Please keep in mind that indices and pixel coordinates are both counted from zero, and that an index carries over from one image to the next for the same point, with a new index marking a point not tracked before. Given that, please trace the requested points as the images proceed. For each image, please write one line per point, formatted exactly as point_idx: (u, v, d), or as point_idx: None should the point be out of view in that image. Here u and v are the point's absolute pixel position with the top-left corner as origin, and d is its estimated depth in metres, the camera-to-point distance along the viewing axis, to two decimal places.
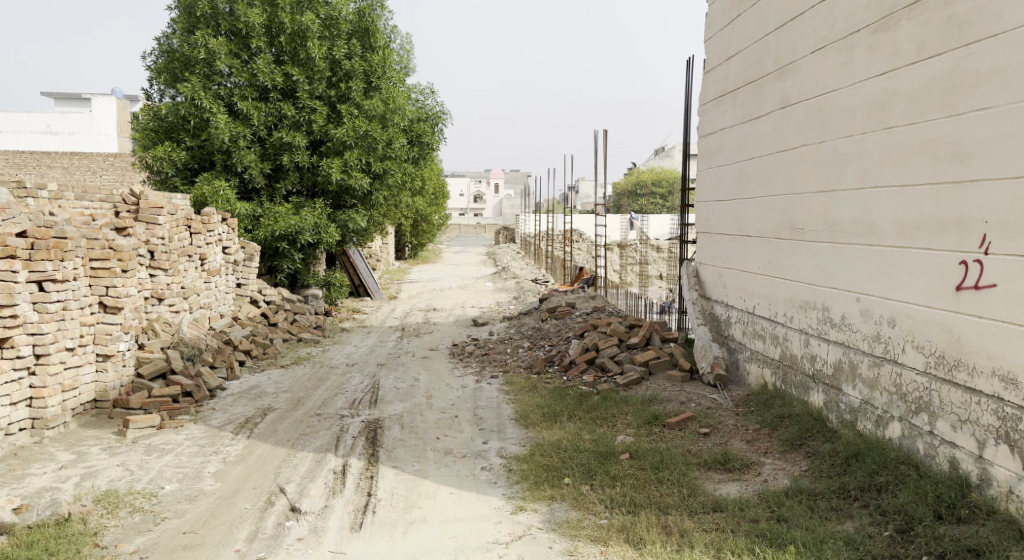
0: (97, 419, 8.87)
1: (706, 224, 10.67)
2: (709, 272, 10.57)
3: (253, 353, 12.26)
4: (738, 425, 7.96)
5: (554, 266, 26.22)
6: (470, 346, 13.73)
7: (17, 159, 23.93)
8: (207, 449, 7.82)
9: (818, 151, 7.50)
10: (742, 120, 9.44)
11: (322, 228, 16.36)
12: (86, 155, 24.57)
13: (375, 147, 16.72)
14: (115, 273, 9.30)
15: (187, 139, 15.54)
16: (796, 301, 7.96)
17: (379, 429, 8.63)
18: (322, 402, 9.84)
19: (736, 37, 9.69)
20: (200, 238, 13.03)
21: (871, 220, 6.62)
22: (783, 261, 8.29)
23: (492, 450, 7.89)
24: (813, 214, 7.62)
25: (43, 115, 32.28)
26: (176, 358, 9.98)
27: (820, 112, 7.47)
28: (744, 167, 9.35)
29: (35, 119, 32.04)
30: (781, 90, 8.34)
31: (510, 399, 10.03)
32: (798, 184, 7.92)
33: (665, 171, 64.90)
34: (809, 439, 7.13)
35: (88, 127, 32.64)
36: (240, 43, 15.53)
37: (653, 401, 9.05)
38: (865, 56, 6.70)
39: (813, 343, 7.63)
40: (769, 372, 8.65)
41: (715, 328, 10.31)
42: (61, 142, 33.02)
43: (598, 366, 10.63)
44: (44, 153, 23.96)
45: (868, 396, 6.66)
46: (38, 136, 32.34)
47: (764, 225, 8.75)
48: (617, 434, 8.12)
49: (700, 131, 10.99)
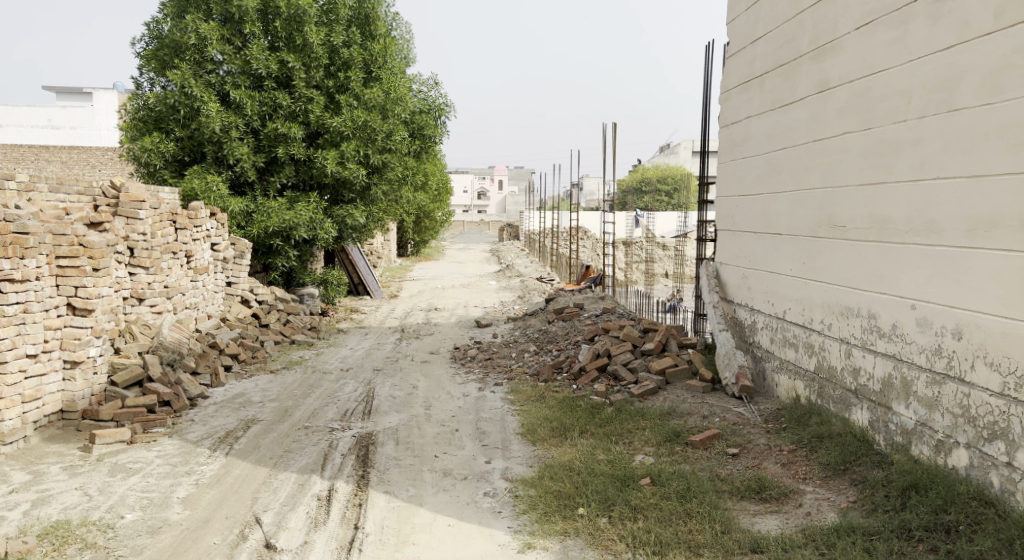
0: (63, 432, 8.11)
1: (727, 220, 9.86)
2: (731, 273, 9.77)
3: (241, 357, 11.45)
4: (770, 445, 7.17)
5: (560, 264, 25.36)
6: (472, 350, 12.90)
7: (15, 153, 23.27)
8: (180, 470, 7.04)
9: (864, 138, 6.71)
10: (770, 107, 8.63)
11: (318, 224, 15.48)
12: (84, 149, 23.91)
13: (374, 139, 15.92)
14: (84, 272, 8.53)
15: (176, 129, 14.75)
16: (836, 307, 7.17)
17: (372, 445, 7.82)
18: (311, 413, 9.05)
19: (764, 17, 8.87)
20: (186, 234, 12.23)
21: (931, 216, 5.88)
22: (819, 261, 7.49)
23: (496, 471, 7.08)
24: (855, 209, 6.84)
25: (44, 109, 31.31)
26: (153, 364, 9.25)
27: (865, 95, 6.70)
28: (772, 158, 8.54)
29: (36, 113, 31.11)
30: (817, 71, 7.55)
31: (515, 410, 9.24)
32: (838, 175, 7.14)
33: (671, 169, 63.98)
34: (854, 464, 6.36)
35: (90, 124, 31.68)
36: (233, 28, 14.73)
37: (672, 415, 8.30)
38: (924, 28, 5.96)
39: (856, 354, 6.84)
40: (802, 385, 7.86)
41: (738, 334, 9.52)
42: (62, 136, 31.86)
43: (610, 374, 9.84)
44: (41, 147, 23.49)
45: (925, 417, 5.88)
46: (37, 131, 31.33)
47: (796, 222, 7.95)
48: (635, 453, 7.34)
49: (721, 121, 10.16)
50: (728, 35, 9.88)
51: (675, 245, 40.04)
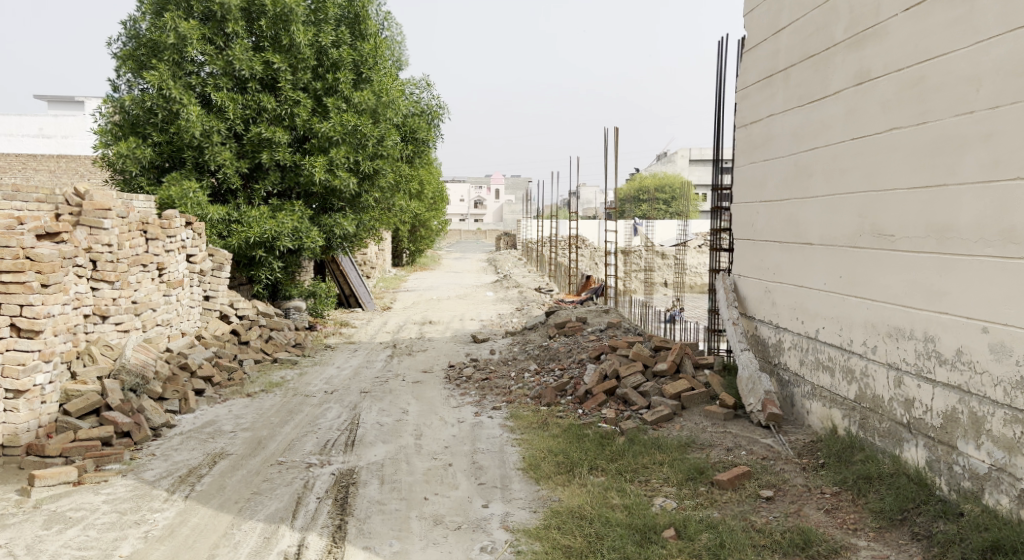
0: (4, 470, 7.29)
1: (747, 229, 8.92)
2: (751, 287, 8.84)
3: (215, 380, 10.48)
4: (809, 487, 6.24)
5: (559, 273, 24.45)
6: (468, 368, 11.91)
7: (2, 160, 22.37)
8: (128, 518, 6.11)
9: (917, 133, 5.84)
10: (797, 104, 7.71)
11: (303, 233, 14.58)
12: (74, 159, 23.05)
13: (365, 144, 14.97)
14: (31, 289, 7.71)
15: (153, 133, 13.79)
16: (881, 327, 6.26)
17: (353, 486, 6.87)
18: (288, 445, 8.11)
19: (787, 4, 7.94)
20: (158, 245, 11.26)
21: (1009, 223, 5.07)
22: (859, 275, 6.58)
23: (495, 518, 6.17)
24: (907, 216, 5.96)
25: (35, 119, 30.23)
26: (113, 391, 8.29)
27: (918, 85, 5.83)
28: (800, 160, 7.63)
29: (28, 122, 30.12)
30: (855, 61, 6.64)
31: (515, 440, 8.30)
32: (883, 177, 6.25)
33: (670, 177, 63.12)
34: (914, 513, 5.49)
35: (83, 134, 30.53)
36: (215, 28, 13.86)
37: (692, 447, 7.39)
38: (998, 3, 5.14)
39: (908, 383, 5.93)
40: (839, 414, 6.94)
41: (761, 354, 8.59)
42: (54, 145, 30.82)
43: (620, 398, 8.91)
44: (29, 156, 22.61)
45: (1003, 462, 5.07)
46: (30, 140, 30.31)
47: (831, 231, 7.04)
48: (655, 496, 6.43)
49: (738, 121, 9.22)
50: (747, 27, 8.93)
51: (675, 254, 39.17)
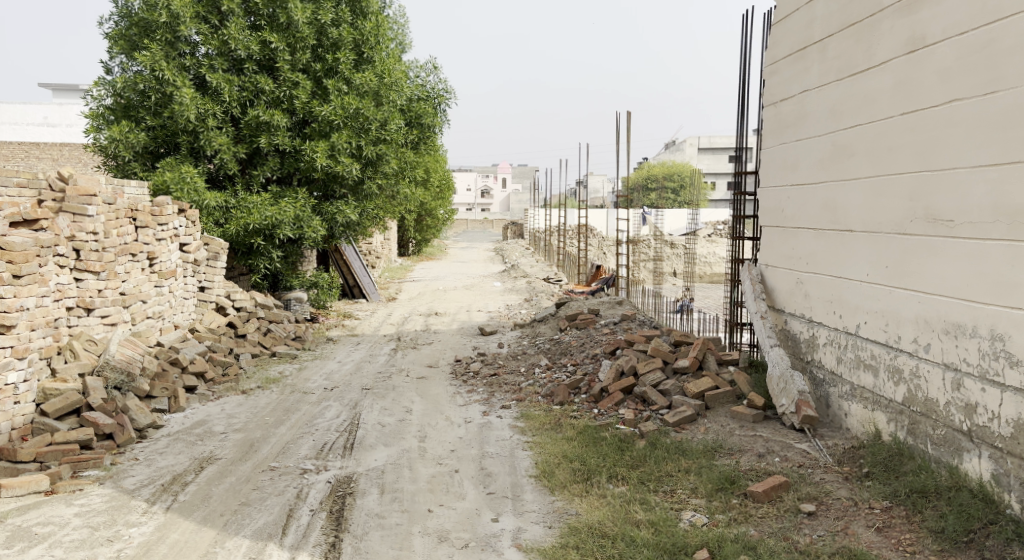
0: None
1: (775, 216, 8.27)
2: (780, 278, 8.19)
3: (207, 376, 9.89)
4: (857, 501, 5.61)
5: (568, 262, 23.77)
6: (475, 363, 11.30)
7: (4, 148, 21.77)
8: (99, 534, 5.54)
9: (984, 104, 5.23)
10: (835, 77, 7.05)
11: (305, 222, 13.91)
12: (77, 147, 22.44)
13: (367, 129, 14.33)
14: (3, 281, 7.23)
15: (147, 117, 13.11)
16: (935, 324, 5.63)
17: (350, 496, 6.28)
18: (282, 448, 7.52)
19: None
20: (148, 233, 10.66)
21: None
22: (909, 265, 5.93)
23: (506, 535, 5.59)
24: (971, 197, 5.34)
25: (40, 107, 29.54)
26: (95, 389, 7.74)
27: (984, 51, 5.23)
28: (839, 138, 6.97)
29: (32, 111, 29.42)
30: (906, 27, 5.98)
31: (526, 443, 7.69)
32: (940, 156, 5.62)
33: (678, 166, 62.22)
34: (982, 535, 4.92)
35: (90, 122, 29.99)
36: (208, 5, 13.24)
37: (720, 453, 6.75)
38: None
39: (969, 385, 5.31)
40: (883, 417, 6.30)
41: (792, 350, 7.96)
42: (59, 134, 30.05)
43: (638, 397, 8.28)
44: (32, 145, 22.03)
45: None
46: (34, 128, 29.62)
47: (876, 216, 6.39)
48: (683, 509, 5.82)
49: (766, 98, 8.53)
50: None
51: (685, 244, 38.38)
